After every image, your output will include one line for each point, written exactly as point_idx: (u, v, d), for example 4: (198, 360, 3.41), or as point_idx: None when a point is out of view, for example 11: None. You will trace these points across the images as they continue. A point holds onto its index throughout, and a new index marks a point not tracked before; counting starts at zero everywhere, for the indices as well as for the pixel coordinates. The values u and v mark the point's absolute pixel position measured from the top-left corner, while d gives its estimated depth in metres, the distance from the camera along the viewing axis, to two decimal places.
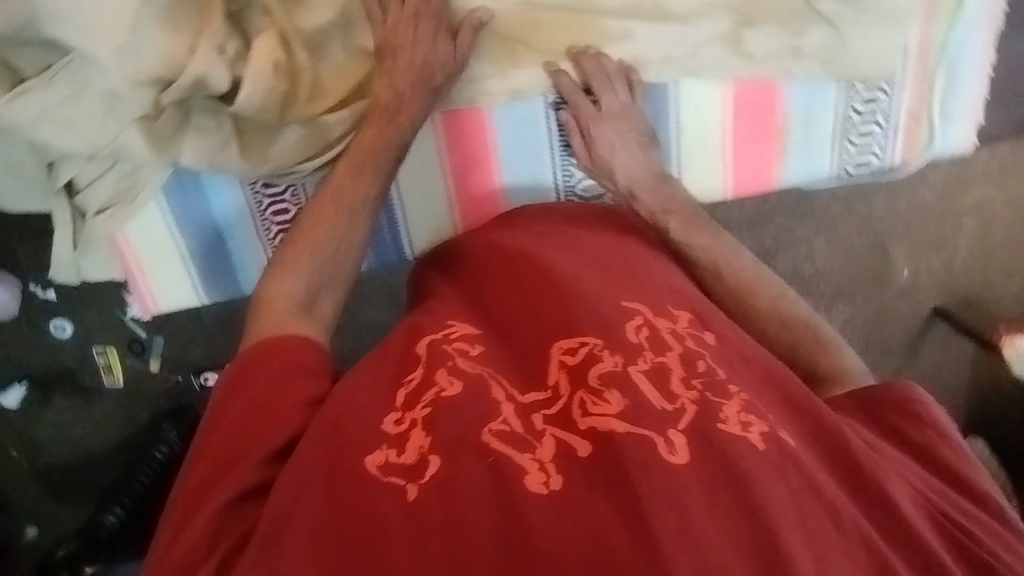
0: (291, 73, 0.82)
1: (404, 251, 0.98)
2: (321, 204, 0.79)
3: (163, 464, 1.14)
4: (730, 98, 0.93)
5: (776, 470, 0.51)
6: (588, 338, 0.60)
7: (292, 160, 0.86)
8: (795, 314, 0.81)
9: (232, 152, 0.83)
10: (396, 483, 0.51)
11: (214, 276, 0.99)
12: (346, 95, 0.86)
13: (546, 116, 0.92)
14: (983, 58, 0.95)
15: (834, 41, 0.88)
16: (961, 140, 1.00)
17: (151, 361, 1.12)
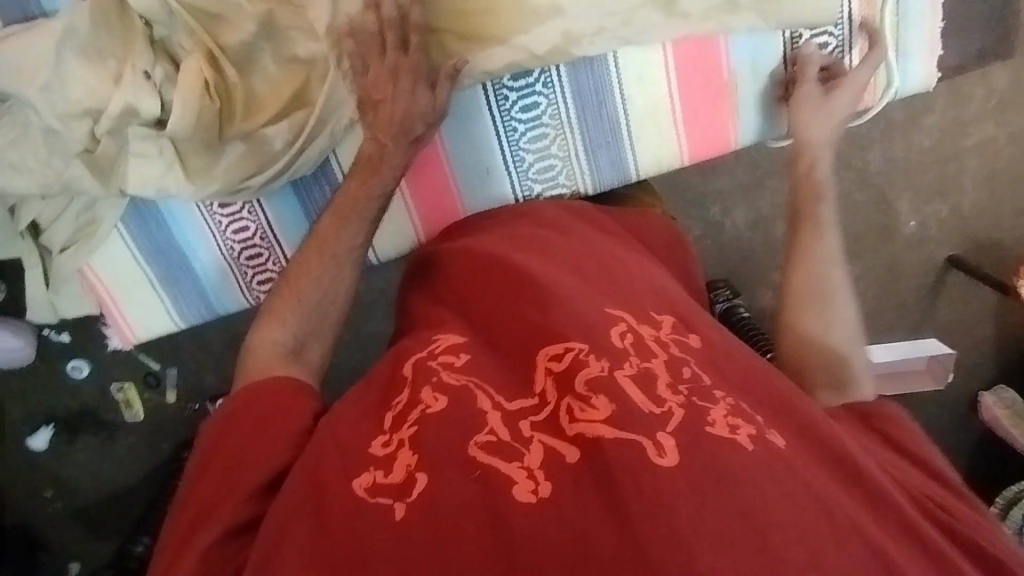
0: (223, 93, 0.83)
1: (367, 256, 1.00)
2: (309, 253, 0.75)
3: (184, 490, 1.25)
4: (670, 62, 0.94)
5: (766, 467, 0.49)
6: (573, 344, 0.59)
7: (238, 177, 0.88)
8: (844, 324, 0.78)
9: (175, 174, 0.85)
10: (385, 503, 0.50)
11: (187, 299, 1.01)
12: (276, 107, 0.85)
13: (487, 106, 0.92)
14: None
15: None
16: (922, 76, 1.01)
17: (167, 392, 1.32)
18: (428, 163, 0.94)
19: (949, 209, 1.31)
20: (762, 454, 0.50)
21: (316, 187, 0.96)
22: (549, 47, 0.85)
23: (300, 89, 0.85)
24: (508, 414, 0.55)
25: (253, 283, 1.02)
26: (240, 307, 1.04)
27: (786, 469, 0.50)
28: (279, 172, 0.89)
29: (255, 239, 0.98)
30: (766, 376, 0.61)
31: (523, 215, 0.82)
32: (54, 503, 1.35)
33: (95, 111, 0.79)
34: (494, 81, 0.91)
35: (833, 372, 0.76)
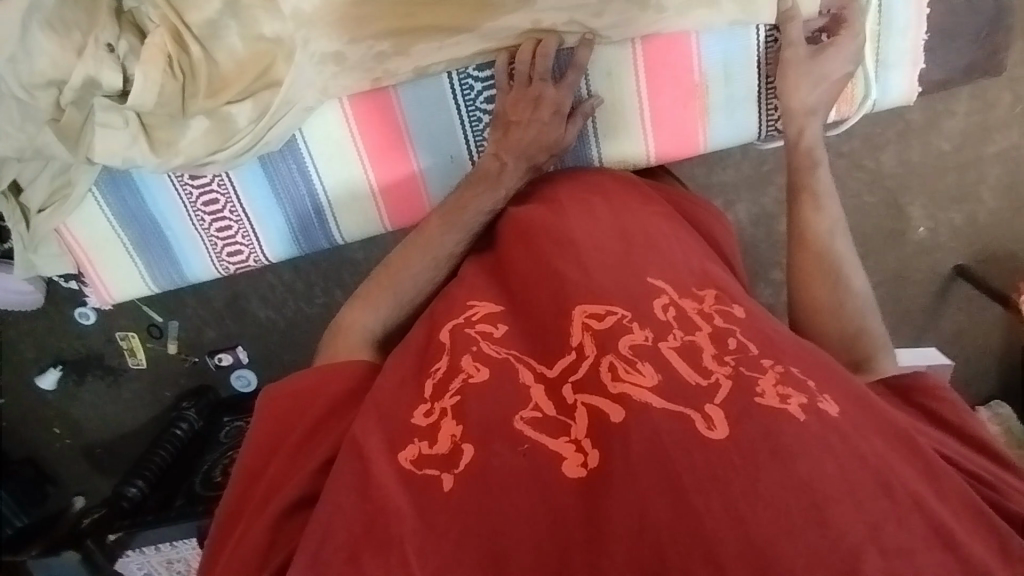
0: (188, 70, 0.82)
1: (331, 234, 1.00)
2: (409, 248, 0.78)
3: (184, 440, 1.30)
4: (639, 62, 0.91)
5: (819, 438, 0.50)
6: (616, 308, 0.61)
7: (203, 152, 0.86)
8: (851, 298, 0.77)
9: (141, 147, 0.84)
10: (432, 474, 0.54)
11: (157, 264, 1.01)
12: (242, 91, 0.84)
13: (451, 94, 0.90)
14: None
15: None
16: (904, 89, 0.90)
17: (169, 343, 1.31)
18: (387, 137, 0.93)
19: (963, 216, 1.30)
20: (815, 422, 0.52)
21: (283, 164, 0.94)
22: (518, 34, 0.85)
23: (263, 68, 0.83)
24: (551, 386, 0.58)
25: (222, 254, 1.01)
26: (209, 276, 1.04)
27: (840, 441, 0.51)
28: (244, 150, 0.86)
29: (224, 211, 0.97)
30: (810, 351, 0.62)
31: (567, 180, 0.82)
32: (62, 439, 1.39)
33: (60, 81, 0.78)
34: (460, 70, 0.88)
35: (850, 348, 0.75)
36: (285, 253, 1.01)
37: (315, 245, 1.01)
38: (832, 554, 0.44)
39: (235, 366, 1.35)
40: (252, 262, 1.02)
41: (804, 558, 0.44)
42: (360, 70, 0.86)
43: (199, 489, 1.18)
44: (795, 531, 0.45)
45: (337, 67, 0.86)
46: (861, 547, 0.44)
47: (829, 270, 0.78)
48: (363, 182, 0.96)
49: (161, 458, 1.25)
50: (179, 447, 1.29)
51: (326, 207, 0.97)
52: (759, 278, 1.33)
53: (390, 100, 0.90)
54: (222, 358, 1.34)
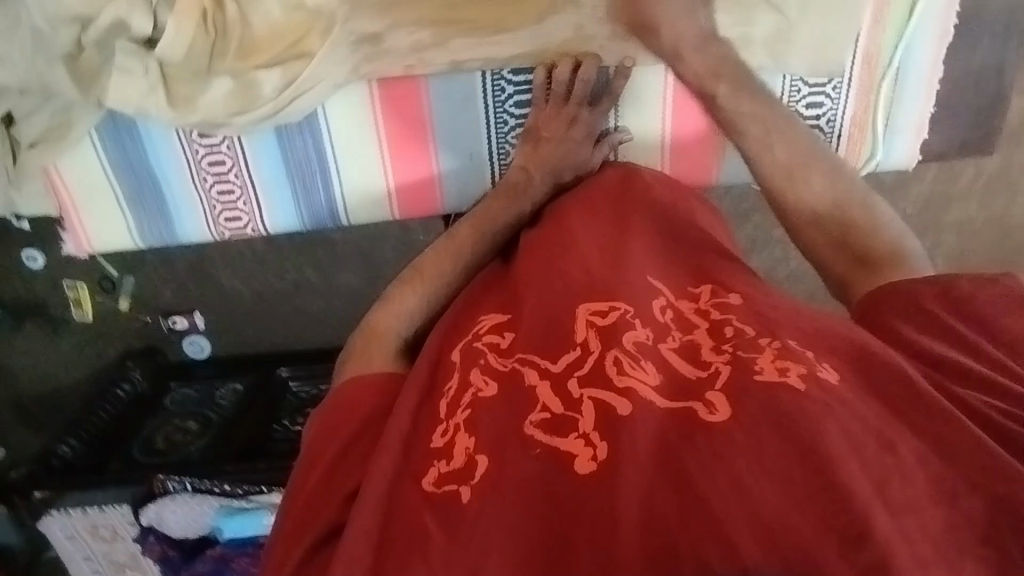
0: (220, 28, 0.80)
1: (340, 218, 0.99)
2: (435, 252, 0.82)
3: (128, 401, 1.27)
4: (668, 88, 0.92)
5: (819, 408, 0.53)
6: (619, 304, 0.67)
7: (222, 113, 0.83)
8: (851, 197, 0.77)
9: (158, 99, 0.81)
10: (451, 488, 0.56)
11: (148, 219, 0.97)
12: (275, 59, 0.82)
13: (482, 93, 0.90)
14: (931, 71, 0.89)
15: (779, 27, 0.84)
16: (904, 153, 0.95)
17: (120, 299, 1.25)
18: (410, 125, 0.92)
19: None
20: (815, 393, 0.55)
21: (300, 139, 0.92)
22: (559, 40, 0.86)
23: (299, 37, 0.82)
24: (556, 380, 0.61)
25: (220, 219, 0.98)
26: (202, 239, 1.00)
27: (841, 408, 0.54)
28: (264, 118, 0.84)
29: (229, 174, 0.94)
30: (817, 325, 0.64)
31: (578, 200, 0.83)
32: None
33: (85, 19, 0.77)
34: (494, 70, 0.89)
35: (861, 244, 0.75)
36: (284, 225, 0.98)
37: (320, 224, 1.00)
38: (841, 519, 0.47)
39: (189, 331, 1.30)
40: (251, 231, 0.99)
41: (810, 525, 0.47)
42: (395, 56, 0.86)
43: (139, 455, 1.21)
44: (805, 506, 0.48)
45: (373, 49, 0.85)
46: (869, 509, 0.47)
47: (826, 171, 0.79)
48: (380, 174, 0.95)
49: (101, 415, 1.25)
50: (124, 408, 1.27)
51: (338, 200, 0.97)
52: None
53: (419, 89, 0.89)
54: (176, 322, 1.28)
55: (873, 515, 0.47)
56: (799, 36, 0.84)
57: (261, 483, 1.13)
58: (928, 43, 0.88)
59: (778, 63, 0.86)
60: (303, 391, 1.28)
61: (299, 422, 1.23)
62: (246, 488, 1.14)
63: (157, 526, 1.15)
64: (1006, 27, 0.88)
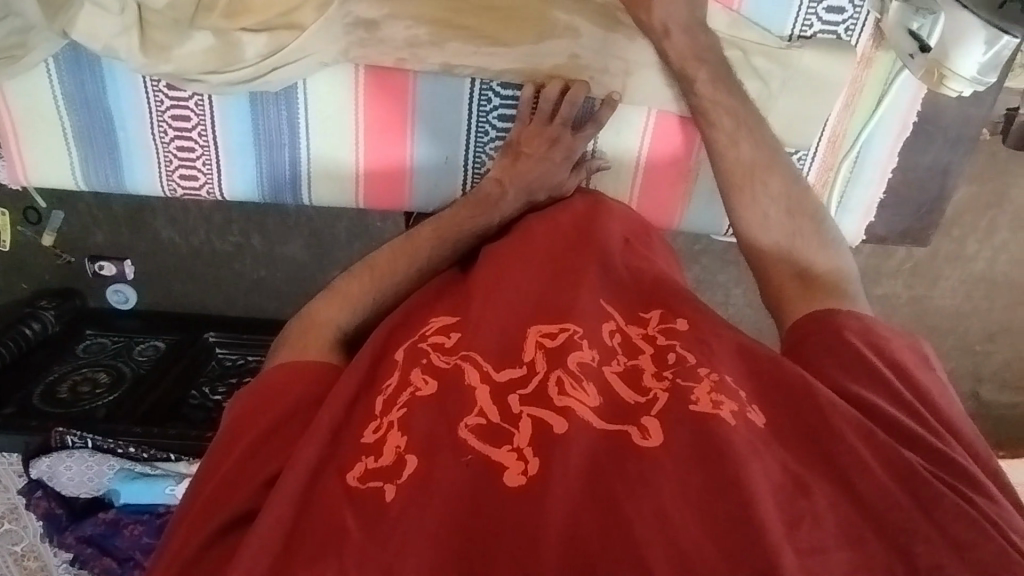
0: None
1: (300, 194, 0.96)
2: (393, 250, 0.81)
3: (33, 342, 1.17)
4: (648, 128, 0.94)
5: (748, 444, 0.57)
6: (568, 325, 0.68)
7: (198, 67, 0.80)
8: (805, 203, 0.79)
9: (132, 40, 0.77)
10: (376, 486, 0.56)
11: (96, 163, 0.92)
12: (265, 25, 0.80)
13: (469, 100, 0.90)
14: (889, 158, 0.95)
15: (762, 93, 0.88)
16: (852, 231, 1.01)
17: (45, 234, 1.19)
18: (389, 117, 0.91)
19: None
20: (743, 429, 0.59)
21: (273, 109, 0.89)
22: (551, 64, 0.87)
23: (291, 7, 0.80)
24: (497, 389, 0.62)
25: (173, 175, 0.94)
26: (151, 192, 0.95)
27: (764, 448, 0.58)
28: (242, 80, 0.82)
29: (192, 132, 0.90)
30: (758, 359, 0.67)
31: (542, 219, 0.84)
32: None
33: None
34: (484, 80, 0.89)
35: (801, 260, 0.77)
36: (243, 194, 0.95)
37: (279, 196, 0.96)
38: (753, 556, 0.49)
39: (116, 279, 1.24)
40: (205, 193, 0.95)
41: (722, 560, 0.49)
42: (388, 47, 0.84)
43: (38, 402, 1.13)
44: (721, 545, 0.50)
45: (367, 35, 0.83)
46: (778, 545, 0.49)
47: (785, 173, 0.80)
48: (350, 154, 0.93)
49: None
50: (27, 348, 1.17)
51: (303, 170, 0.94)
52: None
53: (407, 85, 0.89)
54: (103, 268, 1.22)
55: (782, 552, 0.49)
56: (777, 108, 0.88)
57: (172, 450, 1.09)
58: (890, 134, 0.93)
59: None
60: (228, 359, 1.24)
61: (219, 392, 1.18)
62: (152, 452, 1.11)
63: (48, 481, 1.08)
64: (958, 137, 0.95)
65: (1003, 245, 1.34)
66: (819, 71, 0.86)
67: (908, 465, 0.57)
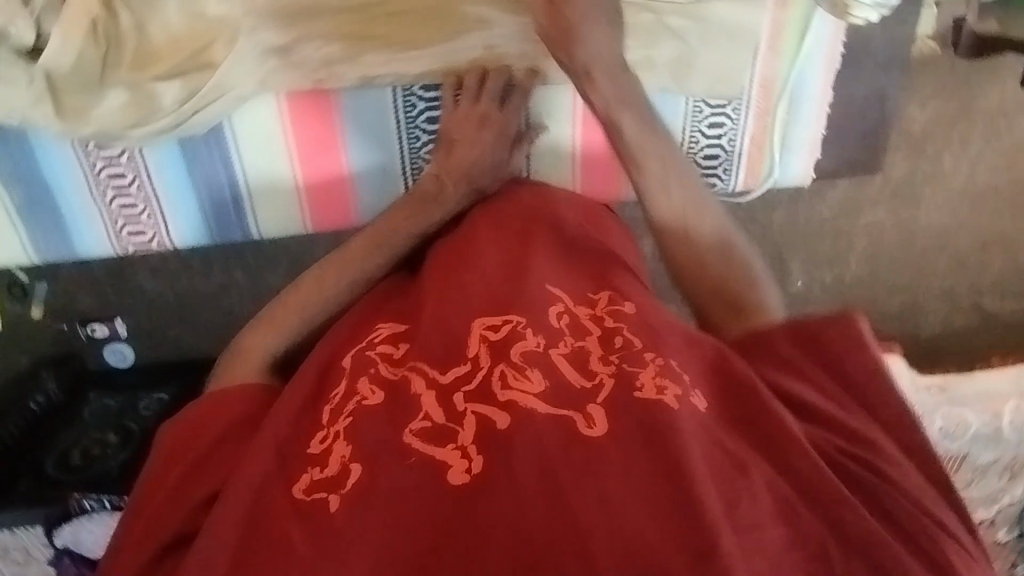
0: (113, 39, 0.78)
1: (248, 228, 0.97)
2: (326, 267, 0.82)
3: (39, 414, 1.21)
4: (578, 105, 0.94)
5: (690, 426, 0.59)
6: (512, 317, 0.68)
7: (121, 124, 0.81)
8: (731, 247, 0.82)
9: (46, 109, 0.77)
10: (322, 497, 0.59)
11: (43, 232, 0.93)
12: (176, 72, 0.80)
13: (393, 108, 0.90)
14: (822, 92, 0.95)
15: (682, 52, 0.88)
16: (798, 172, 1.03)
17: (32, 305, 1.18)
18: (319, 129, 0.90)
19: (832, 277, 1.43)
20: (686, 412, 0.60)
21: (205, 151, 0.90)
22: (471, 58, 0.86)
23: (200, 48, 0.80)
24: (442, 392, 0.64)
25: (122, 232, 0.95)
26: (104, 252, 0.96)
27: (704, 427, 0.60)
28: (163, 130, 0.83)
29: (131, 188, 0.91)
30: (696, 340, 0.69)
31: (484, 217, 0.83)
32: None
33: None
34: (406, 86, 0.88)
35: (732, 300, 0.80)
36: (190, 240, 0.97)
37: (229, 236, 0.98)
38: (691, 534, 0.51)
39: (110, 339, 1.24)
40: (155, 245, 0.96)
41: (664, 538, 0.51)
42: (304, 70, 0.84)
43: (51, 472, 1.16)
44: (660, 520, 0.52)
45: (281, 62, 0.83)
46: (717, 524, 0.51)
47: (708, 224, 0.82)
48: (287, 168, 0.93)
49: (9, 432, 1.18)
50: (33, 423, 1.20)
51: (244, 192, 0.94)
52: None
53: (332, 102, 0.88)
54: (95, 330, 1.23)
55: (720, 531, 0.51)
56: (699, 65, 0.89)
57: None
58: (818, 71, 0.94)
59: (681, 87, 0.90)
60: None
61: None
62: None
63: (74, 547, 1.08)
64: (887, 61, 0.94)
65: (981, 154, 1.36)
66: (733, 21, 0.86)
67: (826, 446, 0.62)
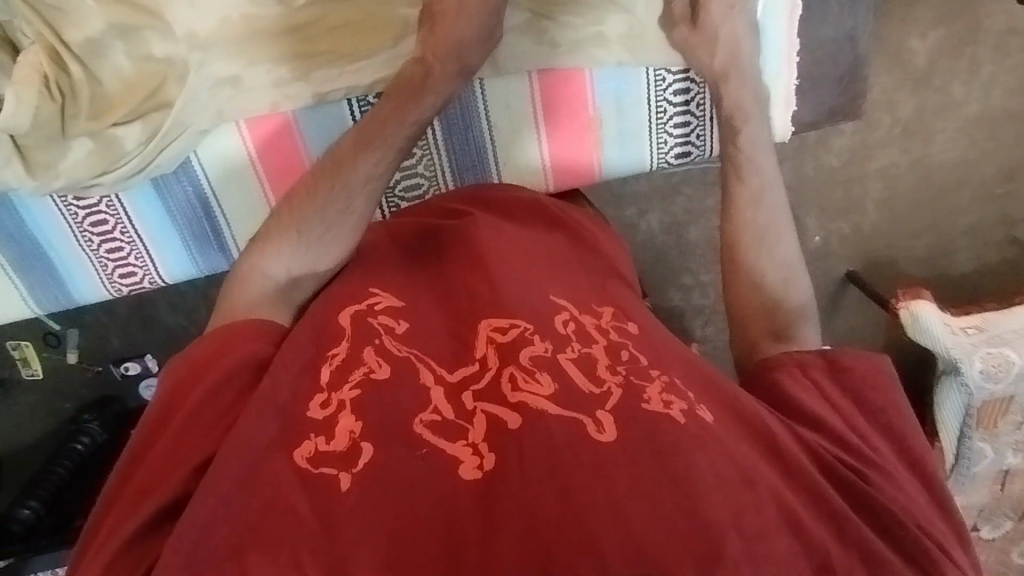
0: (68, 91, 0.82)
1: (229, 255, 0.98)
2: (315, 176, 0.76)
3: (87, 455, 1.20)
4: (536, 92, 0.98)
5: (694, 437, 0.58)
6: (520, 322, 0.68)
7: (88, 175, 0.85)
8: (777, 277, 0.80)
9: (16, 168, 0.82)
10: (329, 473, 0.56)
11: (41, 286, 0.96)
12: (131, 114, 0.84)
13: (352, 120, 0.91)
14: (787, 49, 0.97)
15: (631, 22, 0.94)
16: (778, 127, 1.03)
17: (68, 352, 1.24)
18: (273, 131, 0.90)
19: (851, 227, 1.37)
20: (691, 425, 0.59)
21: (177, 186, 0.92)
22: None
23: (155, 88, 0.84)
24: (450, 389, 0.62)
25: (114, 276, 0.97)
26: (100, 297, 0.99)
27: (712, 441, 0.58)
28: (131, 173, 0.87)
29: (114, 232, 0.94)
30: (697, 368, 0.69)
31: (489, 219, 0.83)
32: None
33: None
34: (360, 97, 0.90)
35: (776, 321, 0.78)
36: (178, 274, 0.98)
37: (215, 268, 0.99)
38: (702, 543, 0.50)
39: (143, 375, 1.27)
40: (147, 283, 0.98)
41: (672, 544, 0.50)
42: (257, 94, 0.86)
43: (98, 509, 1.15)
44: (669, 527, 0.51)
45: (233, 91, 0.86)
46: (725, 534, 0.51)
47: (765, 245, 0.81)
48: (237, 142, 0.90)
49: (58, 474, 1.17)
50: (82, 464, 1.19)
51: (207, 191, 0.93)
52: (673, 280, 1.37)
53: (288, 128, 0.90)
54: (128, 367, 1.26)
55: (727, 538, 0.51)
56: (650, 34, 0.94)
57: None
58: (779, 28, 0.95)
59: (636, 56, 0.96)
60: None
61: None
62: None
63: None
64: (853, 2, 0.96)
65: (992, 78, 1.29)
66: None
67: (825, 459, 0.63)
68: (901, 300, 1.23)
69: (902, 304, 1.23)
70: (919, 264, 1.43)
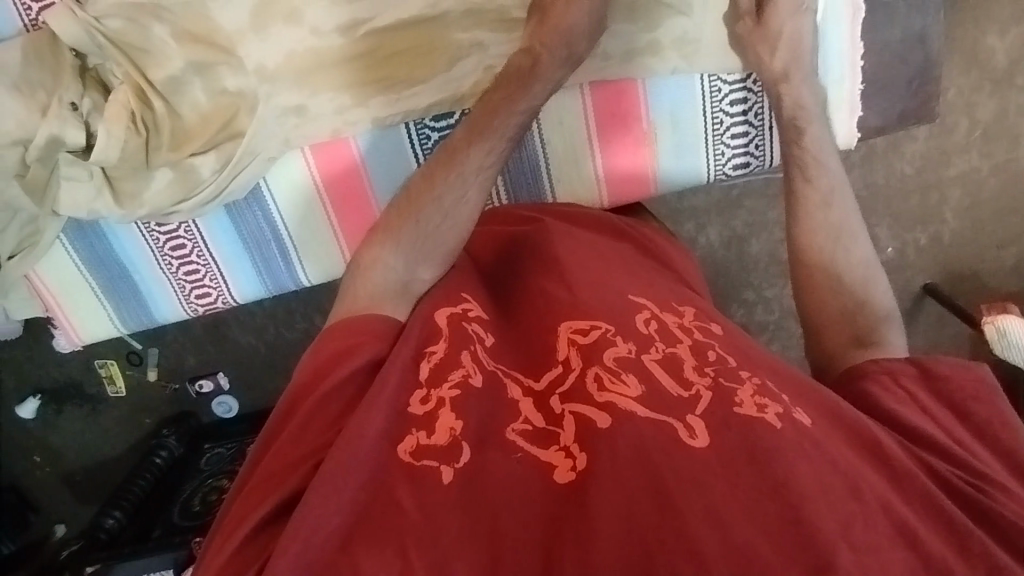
0: (152, 125, 0.88)
1: (297, 278, 1.03)
2: (436, 167, 0.78)
3: (163, 468, 1.26)
4: (588, 106, 0.99)
5: (794, 445, 0.56)
6: (600, 323, 0.68)
7: (168, 203, 0.92)
8: (854, 277, 0.78)
9: (106, 199, 0.90)
10: (431, 466, 0.57)
11: (126, 308, 1.03)
12: (206, 145, 0.90)
13: (409, 143, 0.96)
14: (851, 50, 0.94)
15: (686, 27, 0.93)
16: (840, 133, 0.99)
17: (148, 370, 1.31)
18: (338, 155, 0.95)
19: (928, 237, 1.29)
20: (788, 428, 0.58)
21: (248, 213, 0.97)
22: (470, 83, 0.92)
23: (227, 121, 0.89)
24: (539, 398, 0.63)
25: (191, 297, 1.03)
26: (179, 317, 1.06)
27: (813, 448, 0.57)
28: (207, 200, 0.92)
29: (192, 255, 1.00)
30: (787, 372, 0.66)
31: (567, 228, 0.83)
32: (43, 467, 1.39)
33: (24, 140, 0.85)
34: (417, 120, 0.94)
35: (856, 324, 0.76)
36: (249, 294, 1.03)
37: (282, 287, 1.04)
38: (810, 553, 0.49)
39: (216, 392, 1.33)
40: (220, 304, 1.04)
41: (779, 554, 0.49)
42: (322, 122, 0.91)
43: (178, 519, 1.13)
44: (774, 534, 0.50)
45: (298, 120, 0.91)
46: (834, 544, 0.49)
47: (834, 251, 0.79)
48: (303, 168, 0.95)
49: (139, 487, 1.20)
50: (161, 477, 1.24)
51: (278, 221, 0.98)
52: (735, 294, 1.32)
53: (349, 151, 0.95)
54: (202, 385, 1.32)
55: (837, 548, 0.49)
56: (705, 41, 0.94)
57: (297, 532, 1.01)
58: (841, 29, 0.92)
59: (690, 63, 0.95)
60: None
61: None
62: None
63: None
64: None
65: None
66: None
67: (951, 482, 0.60)
68: (986, 315, 1.15)
69: (987, 320, 1.14)
70: (1007, 276, 1.32)
